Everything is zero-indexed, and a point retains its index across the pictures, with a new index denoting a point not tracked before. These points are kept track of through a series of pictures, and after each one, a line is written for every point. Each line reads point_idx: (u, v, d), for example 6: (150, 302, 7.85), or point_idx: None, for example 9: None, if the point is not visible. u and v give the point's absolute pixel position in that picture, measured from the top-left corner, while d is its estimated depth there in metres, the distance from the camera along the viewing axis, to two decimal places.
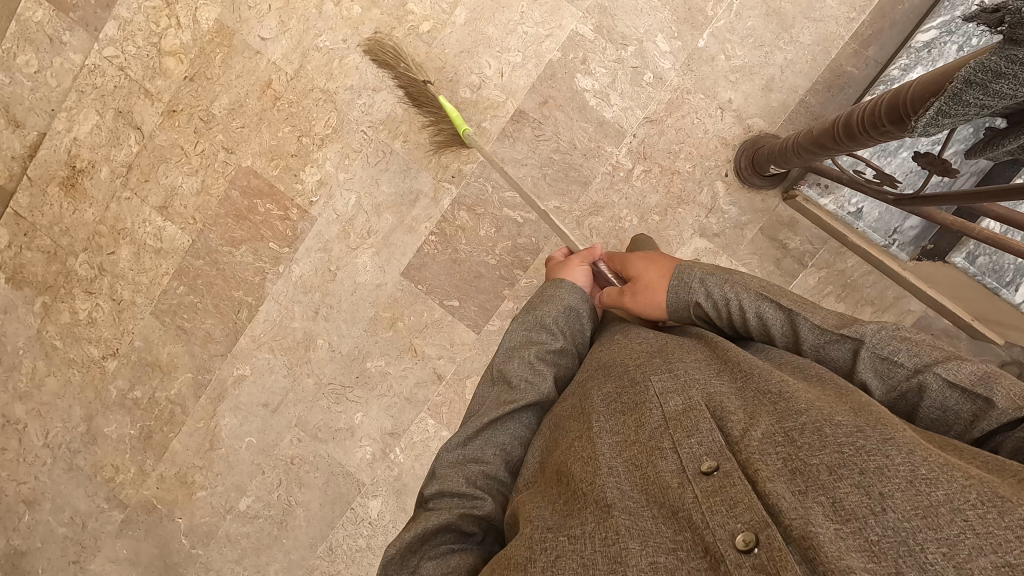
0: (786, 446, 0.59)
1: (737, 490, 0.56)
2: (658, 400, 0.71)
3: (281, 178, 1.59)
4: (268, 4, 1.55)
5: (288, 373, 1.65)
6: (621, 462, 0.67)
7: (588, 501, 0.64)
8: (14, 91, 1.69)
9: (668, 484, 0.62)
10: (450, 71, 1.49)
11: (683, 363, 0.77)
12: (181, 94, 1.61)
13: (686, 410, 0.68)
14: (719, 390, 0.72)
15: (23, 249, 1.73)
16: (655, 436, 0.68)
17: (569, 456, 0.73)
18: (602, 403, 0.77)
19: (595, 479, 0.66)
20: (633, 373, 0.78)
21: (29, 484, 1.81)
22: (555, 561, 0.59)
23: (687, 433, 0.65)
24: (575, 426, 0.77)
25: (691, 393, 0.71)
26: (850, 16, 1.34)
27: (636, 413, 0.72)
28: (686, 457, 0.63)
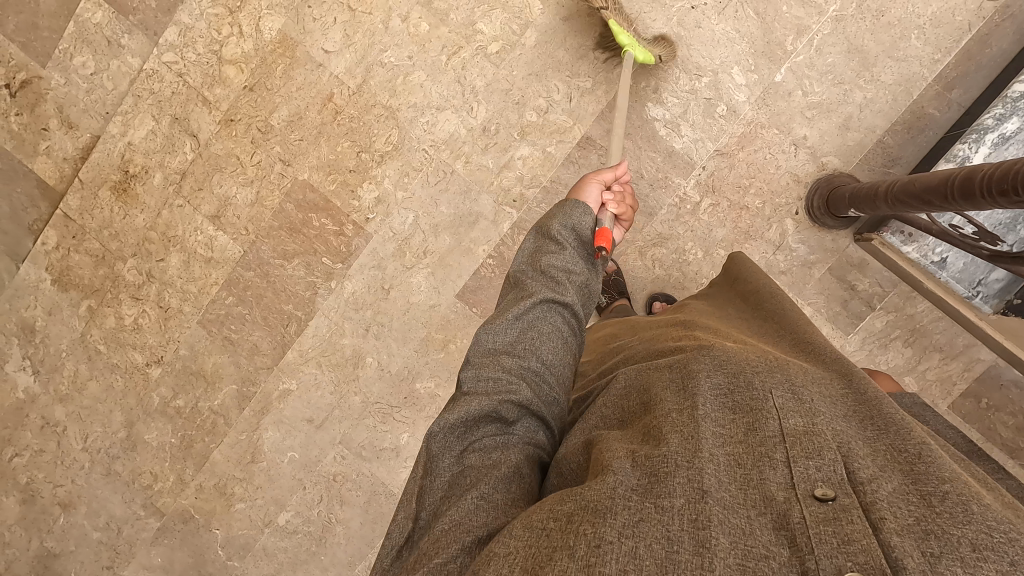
0: (923, 506, 0.50)
1: (857, 529, 0.47)
2: (777, 404, 0.61)
3: (338, 193, 1.57)
4: (334, 17, 1.52)
5: (335, 389, 1.63)
6: (721, 452, 0.57)
7: (678, 474, 0.54)
8: (71, 92, 1.68)
9: (771, 496, 0.53)
10: (517, 94, 1.47)
11: (804, 378, 0.67)
12: (240, 104, 1.59)
13: (809, 430, 0.58)
14: (844, 421, 0.61)
15: (71, 252, 1.72)
16: (767, 440, 0.57)
17: (655, 421, 0.63)
18: (708, 380, 0.66)
19: (693, 457, 0.56)
20: (748, 364, 0.67)
21: (65, 487, 1.80)
22: (631, 524, 0.51)
23: (806, 452, 0.55)
24: (668, 394, 0.66)
25: (817, 416, 0.60)
26: (935, 57, 1.30)
27: (749, 409, 0.61)
28: (799, 475, 0.53)
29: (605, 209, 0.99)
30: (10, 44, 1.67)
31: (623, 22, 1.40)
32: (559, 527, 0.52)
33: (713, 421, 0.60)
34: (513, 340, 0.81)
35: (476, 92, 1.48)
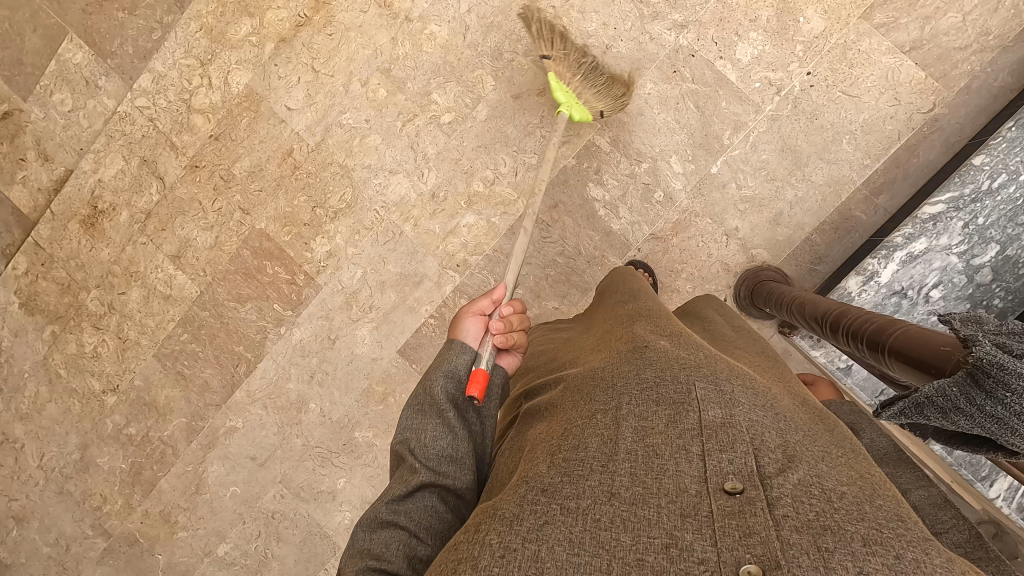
0: (822, 502, 0.52)
1: (757, 521, 0.49)
2: (698, 396, 0.64)
3: (292, 244, 1.63)
4: (298, 76, 1.58)
5: (279, 431, 1.69)
6: (640, 446, 0.60)
7: (592, 476, 0.57)
8: (48, 127, 1.75)
9: (683, 490, 0.55)
10: (466, 163, 1.52)
11: (730, 373, 0.69)
12: (205, 151, 1.65)
13: (725, 423, 0.60)
14: (764, 414, 0.64)
15: (38, 278, 1.79)
16: (684, 435, 0.60)
17: (580, 421, 0.66)
18: (634, 377, 0.68)
19: (608, 460, 0.59)
20: (675, 360, 0.70)
21: (20, 501, 1.87)
22: (537, 528, 0.53)
23: (720, 444, 0.58)
24: (597, 393, 0.69)
25: (734, 410, 0.62)
26: (864, 162, 1.34)
27: (671, 402, 0.64)
28: (711, 468, 0.56)
29: (488, 340, 0.97)
30: None
31: (570, 104, 1.45)
32: (467, 540, 0.55)
33: (634, 416, 0.63)
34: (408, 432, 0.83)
35: (428, 159, 1.54)
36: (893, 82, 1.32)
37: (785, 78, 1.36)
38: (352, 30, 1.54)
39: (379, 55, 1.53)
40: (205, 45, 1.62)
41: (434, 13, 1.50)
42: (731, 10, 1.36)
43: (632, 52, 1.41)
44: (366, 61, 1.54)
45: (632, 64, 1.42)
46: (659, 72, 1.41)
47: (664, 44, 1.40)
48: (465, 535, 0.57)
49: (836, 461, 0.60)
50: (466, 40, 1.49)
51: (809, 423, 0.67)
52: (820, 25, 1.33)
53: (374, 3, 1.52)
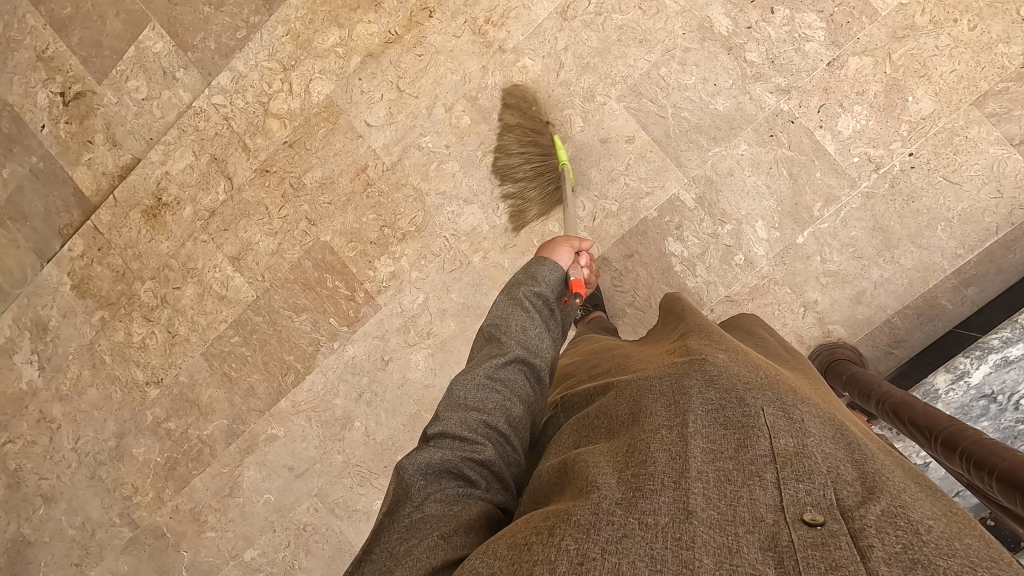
0: (911, 534, 0.47)
1: (844, 554, 0.46)
2: (768, 422, 0.60)
3: (356, 261, 1.61)
4: (381, 93, 1.56)
5: (320, 444, 1.68)
6: (711, 468, 0.56)
7: (664, 492, 0.54)
8: (119, 112, 1.74)
9: (759, 516, 0.52)
10: (544, 202, 1.49)
11: (796, 400, 0.66)
12: (278, 157, 1.63)
13: (801, 450, 0.57)
14: (836, 445, 0.60)
15: (94, 262, 1.78)
16: (757, 460, 0.56)
17: (643, 435, 0.63)
18: (698, 394, 0.65)
19: (680, 477, 0.55)
20: (739, 381, 0.67)
21: (50, 481, 1.87)
22: (614, 541, 0.51)
23: (797, 473, 0.54)
24: (658, 407, 0.66)
25: (809, 438, 0.59)
26: (957, 251, 1.31)
27: (741, 426, 0.60)
28: (788, 495, 0.52)
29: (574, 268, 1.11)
30: (73, 57, 1.76)
31: (659, 155, 1.42)
32: (538, 547, 0.52)
33: (702, 436, 0.60)
34: (478, 398, 0.81)
35: (505, 193, 1.51)
36: (997, 174, 1.29)
37: (885, 156, 1.33)
38: (443, 54, 1.51)
39: (467, 82, 1.51)
40: (289, 50, 1.60)
41: (529, 47, 1.47)
42: (838, 81, 1.33)
43: (730, 111, 1.38)
44: (452, 87, 1.52)
45: (727, 123, 1.39)
46: (755, 134, 1.38)
47: (763, 106, 1.37)
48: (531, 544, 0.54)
49: (909, 490, 0.56)
50: (559, 78, 1.46)
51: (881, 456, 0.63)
52: (929, 106, 1.30)
53: (467, 28, 1.50)
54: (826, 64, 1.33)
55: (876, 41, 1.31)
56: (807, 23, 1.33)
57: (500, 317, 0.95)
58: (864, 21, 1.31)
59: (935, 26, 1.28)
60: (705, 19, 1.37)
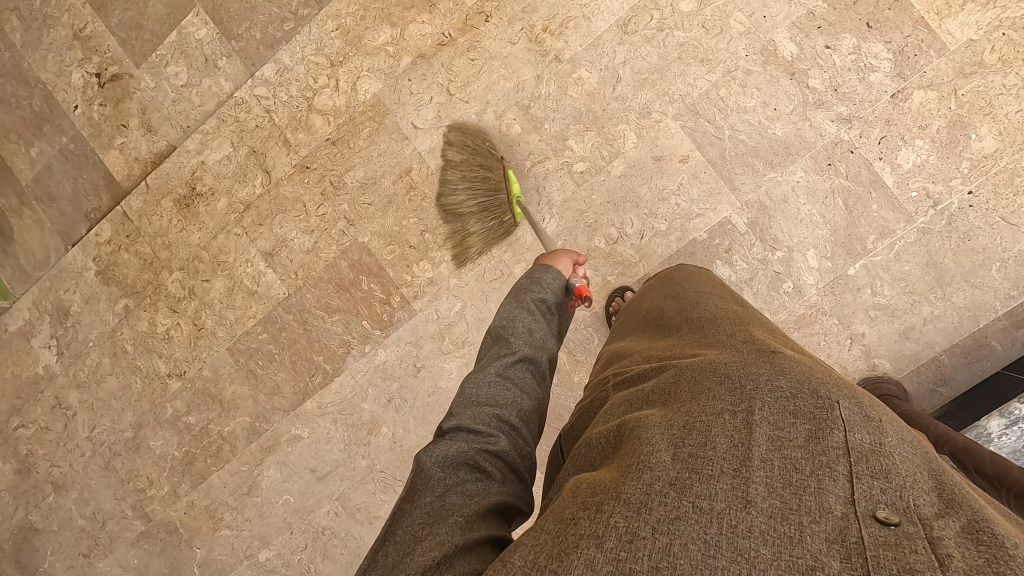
0: (997, 548, 0.42)
1: (920, 560, 0.41)
2: (844, 416, 0.56)
3: (393, 264, 1.58)
4: (430, 96, 1.53)
5: (344, 448, 1.65)
6: (776, 457, 0.53)
7: (724, 479, 0.51)
8: (156, 97, 1.70)
9: (826, 508, 0.47)
10: (591, 217, 1.47)
11: (872, 403, 0.61)
12: (319, 153, 1.60)
13: (878, 450, 0.52)
14: (917, 451, 0.54)
15: (121, 249, 1.74)
16: (829, 452, 0.52)
17: (703, 416, 0.60)
18: (767, 382, 0.63)
19: (741, 464, 0.52)
20: (812, 375, 0.64)
21: (61, 468, 1.83)
22: (666, 522, 0.48)
23: (873, 471, 0.50)
24: (722, 391, 0.63)
25: (887, 438, 0.54)
26: (1010, 292, 1.30)
27: (812, 418, 0.57)
28: (860, 491, 0.48)
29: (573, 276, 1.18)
30: (111, 38, 1.72)
31: (712, 177, 1.40)
32: (589, 517, 0.50)
33: (769, 424, 0.57)
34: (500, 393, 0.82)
35: (552, 206, 1.48)
36: None
37: (944, 193, 1.31)
38: (497, 60, 1.49)
39: (520, 90, 1.48)
40: (338, 46, 1.57)
41: (586, 59, 1.44)
42: (901, 113, 1.31)
43: (788, 137, 1.36)
44: (505, 94, 1.49)
45: (785, 149, 1.37)
46: (813, 161, 1.36)
47: (823, 134, 1.35)
48: (580, 515, 0.52)
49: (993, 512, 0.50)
50: (615, 92, 1.44)
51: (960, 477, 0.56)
52: (992, 145, 1.29)
53: (524, 36, 1.47)
54: (890, 96, 1.32)
55: (943, 75, 1.29)
56: (873, 53, 1.32)
57: (507, 317, 0.97)
58: (931, 55, 1.29)
59: (1004, 65, 1.27)
60: (769, 42, 1.36)
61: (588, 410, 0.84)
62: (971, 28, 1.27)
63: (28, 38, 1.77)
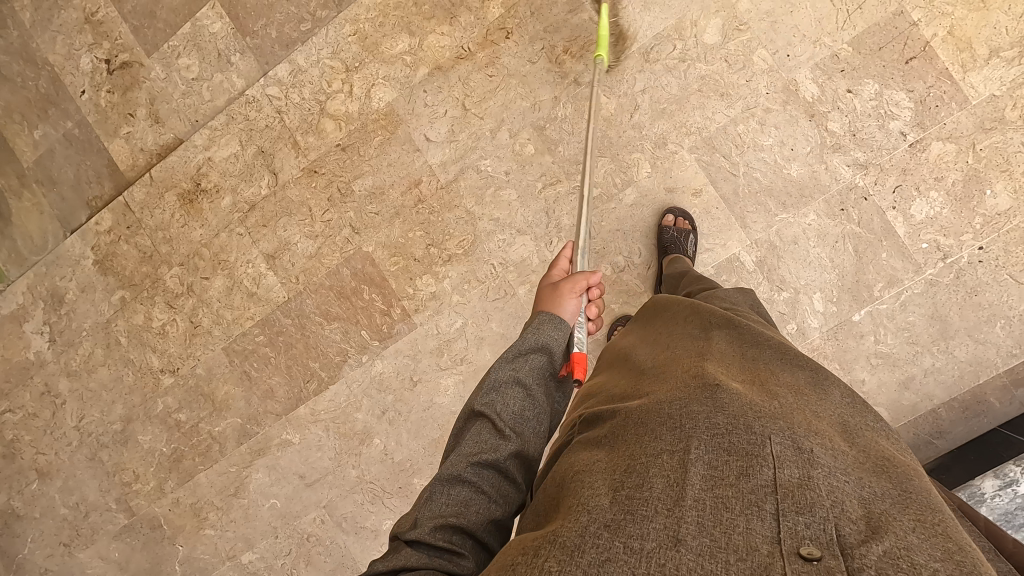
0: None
1: None
2: (774, 451, 0.57)
3: (397, 276, 1.57)
4: (445, 109, 1.51)
5: (335, 456, 1.64)
6: (708, 496, 0.54)
7: (657, 520, 0.53)
8: (166, 89, 1.67)
9: (753, 547, 0.49)
10: (599, 243, 1.46)
11: (808, 427, 0.62)
12: (328, 159, 1.58)
13: (805, 484, 0.54)
14: (846, 476, 0.57)
15: (121, 240, 1.72)
16: (757, 490, 0.54)
17: (642, 451, 0.62)
18: (703, 418, 0.62)
19: (674, 505, 0.54)
20: (748, 406, 0.64)
21: (47, 456, 1.81)
22: (597, 565, 0.50)
23: (797, 507, 0.52)
24: (661, 422, 0.64)
25: (815, 470, 0.56)
26: (1012, 350, 1.30)
27: (744, 449, 0.58)
28: (785, 530, 0.50)
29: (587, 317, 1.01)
30: (123, 25, 1.69)
31: (723, 212, 1.39)
32: (525, 562, 0.52)
33: (702, 461, 0.58)
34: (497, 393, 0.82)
35: (561, 229, 1.47)
36: None
37: (954, 246, 1.31)
38: (515, 78, 1.47)
39: (537, 110, 1.46)
40: (354, 51, 1.55)
41: (606, 83, 1.43)
42: (918, 163, 1.31)
43: (803, 178, 1.35)
44: (521, 113, 1.47)
45: (799, 190, 1.36)
46: (825, 205, 1.35)
47: (838, 178, 1.34)
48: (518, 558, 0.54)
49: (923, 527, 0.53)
50: (632, 120, 1.42)
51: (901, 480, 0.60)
52: (1006, 203, 1.28)
53: (545, 55, 1.45)
54: (908, 145, 1.31)
55: (962, 129, 1.28)
56: (894, 100, 1.30)
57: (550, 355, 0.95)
58: (953, 107, 1.28)
59: None
60: (790, 81, 1.34)
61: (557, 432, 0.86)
62: (994, 83, 1.27)
63: (38, 18, 1.73)
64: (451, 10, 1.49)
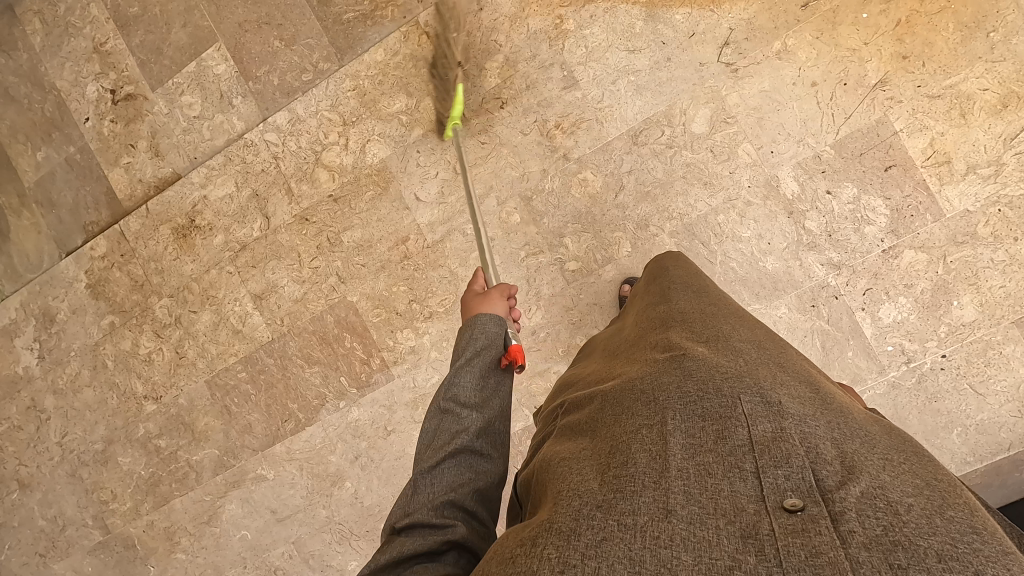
0: (890, 516, 0.47)
1: (823, 541, 0.45)
2: (745, 412, 0.60)
3: (378, 327, 1.60)
4: (437, 171, 1.54)
5: (306, 495, 1.68)
6: (691, 465, 0.56)
7: (645, 494, 0.53)
8: (168, 124, 1.71)
9: (740, 508, 0.50)
10: (577, 315, 1.49)
11: (772, 385, 0.66)
12: (320, 208, 1.61)
13: (778, 436, 0.56)
14: (817, 426, 0.60)
15: (114, 266, 1.76)
16: (736, 452, 0.56)
17: (624, 436, 0.63)
18: (677, 392, 0.66)
19: (660, 478, 0.55)
20: (717, 372, 0.67)
21: (29, 468, 1.86)
22: (595, 544, 0.49)
23: (774, 461, 0.54)
24: (638, 406, 0.66)
25: (786, 424, 0.58)
26: (966, 457, 1.32)
27: (719, 418, 0.61)
28: (768, 486, 0.51)
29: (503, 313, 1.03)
30: (130, 57, 1.72)
31: None
32: (525, 553, 0.50)
33: (681, 433, 0.60)
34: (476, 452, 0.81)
35: (540, 298, 1.50)
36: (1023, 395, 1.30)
37: (918, 351, 1.34)
38: (506, 147, 1.50)
39: (525, 181, 1.50)
40: (353, 106, 1.58)
41: (594, 161, 1.46)
42: (889, 269, 1.34)
43: (777, 272, 1.38)
44: (509, 182, 1.51)
45: (773, 283, 1.39)
46: (797, 300, 1.38)
47: (812, 275, 1.37)
48: (517, 548, 0.51)
49: (892, 466, 0.56)
50: (617, 199, 1.45)
51: (866, 428, 0.63)
52: (971, 314, 1.31)
53: (536, 128, 1.48)
54: (881, 250, 1.34)
55: (935, 239, 1.32)
56: (871, 206, 1.34)
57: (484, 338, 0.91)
58: (927, 218, 1.31)
59: (996, 240, 1.29)
60: (772, 177, 1.38)
61: (538, 435, 0.84)
62: (968, 198, 1.30)
63: (48, 43, 1.77)
64: (449, 75, 1.52)
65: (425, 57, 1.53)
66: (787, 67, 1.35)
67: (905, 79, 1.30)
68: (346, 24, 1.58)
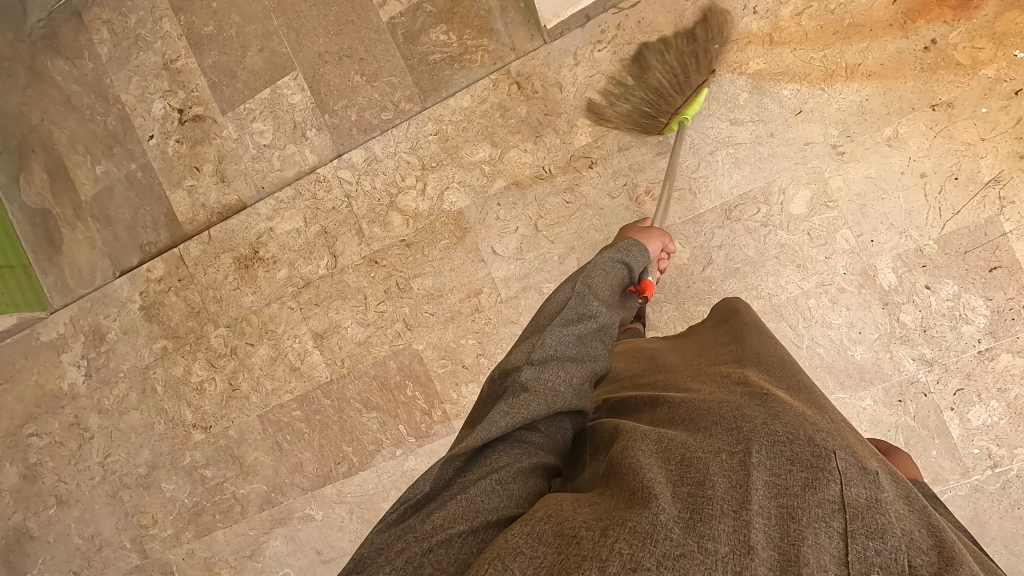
0: None
1: None
2: (841, 463, 0.52)
3: (442, 378, 1.56)
4: (517, 226, 1.50)
5: (354, 540, 1.64)
6: (773, 503, 0.50)
7: (723, 520, 0.48)
8: (236, 150, 1.66)
9: (822, 567, 0.45)
10: None
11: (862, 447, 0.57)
12: (392, 252, 1.57)
13: (874, 501, 0.49)
14: (913, 500, 0.52)
15: (171, 291, 1.72)
16: (823, 503, 0.49)
17: (699, 454, 0.56)
18: (763, 421, 0.58)
19: (739, 507, 0.49)
20: (809, 418, 0.58)
21: (68, 486, 1.83)
22: (670, 558, 0.46)
23: (869, 529, 0.47)
24: (718, 428, 0.59)
25: (883, 487, 0.51)
26: None
27: (808, 457, 0.53)
28: (855, 553, 0.46)
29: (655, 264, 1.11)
30: (201, 78, 1.66)
31: None
32: (592, 540, 0.50)
33: (766, 466, 0.53)
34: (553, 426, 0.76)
35: None
36: None
37: (1007, 458, 1.30)
38: (591, 208, 1.45)
39: None
40: (433, 150, 1.53)
41: (684, 232, 1.41)
42: (984, 370, 1.30)
43: (866, 362, 1.35)
44: (593, 245, 1.45)
45: (860, 373, 1.35)
46: (884, 393, 1.35)
47: (902, 370, 1.34)
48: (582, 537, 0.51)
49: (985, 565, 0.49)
50: (704, 273, 1.41)
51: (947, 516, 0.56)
52: None
53: (625, 193, 1.43)
54: (978, 351, 1.30)
55: None
56: (971, 305, 1.30)
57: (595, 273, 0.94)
58: None
59: None
60: (870, 267, 1.34)
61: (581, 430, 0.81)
62: None
63: (116, 55, 1.72)
64: (538, 129, 1.47)
65: (514, 107, 1.48)
66: (896, 154, 1.31)
67: (1020, 179, 1.26)
68: (432, 65, 1.53)
